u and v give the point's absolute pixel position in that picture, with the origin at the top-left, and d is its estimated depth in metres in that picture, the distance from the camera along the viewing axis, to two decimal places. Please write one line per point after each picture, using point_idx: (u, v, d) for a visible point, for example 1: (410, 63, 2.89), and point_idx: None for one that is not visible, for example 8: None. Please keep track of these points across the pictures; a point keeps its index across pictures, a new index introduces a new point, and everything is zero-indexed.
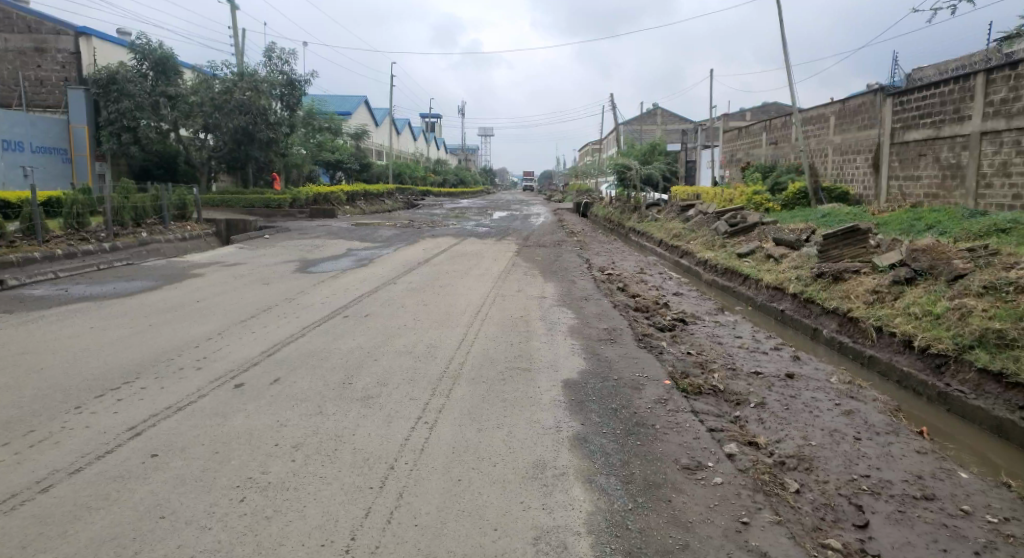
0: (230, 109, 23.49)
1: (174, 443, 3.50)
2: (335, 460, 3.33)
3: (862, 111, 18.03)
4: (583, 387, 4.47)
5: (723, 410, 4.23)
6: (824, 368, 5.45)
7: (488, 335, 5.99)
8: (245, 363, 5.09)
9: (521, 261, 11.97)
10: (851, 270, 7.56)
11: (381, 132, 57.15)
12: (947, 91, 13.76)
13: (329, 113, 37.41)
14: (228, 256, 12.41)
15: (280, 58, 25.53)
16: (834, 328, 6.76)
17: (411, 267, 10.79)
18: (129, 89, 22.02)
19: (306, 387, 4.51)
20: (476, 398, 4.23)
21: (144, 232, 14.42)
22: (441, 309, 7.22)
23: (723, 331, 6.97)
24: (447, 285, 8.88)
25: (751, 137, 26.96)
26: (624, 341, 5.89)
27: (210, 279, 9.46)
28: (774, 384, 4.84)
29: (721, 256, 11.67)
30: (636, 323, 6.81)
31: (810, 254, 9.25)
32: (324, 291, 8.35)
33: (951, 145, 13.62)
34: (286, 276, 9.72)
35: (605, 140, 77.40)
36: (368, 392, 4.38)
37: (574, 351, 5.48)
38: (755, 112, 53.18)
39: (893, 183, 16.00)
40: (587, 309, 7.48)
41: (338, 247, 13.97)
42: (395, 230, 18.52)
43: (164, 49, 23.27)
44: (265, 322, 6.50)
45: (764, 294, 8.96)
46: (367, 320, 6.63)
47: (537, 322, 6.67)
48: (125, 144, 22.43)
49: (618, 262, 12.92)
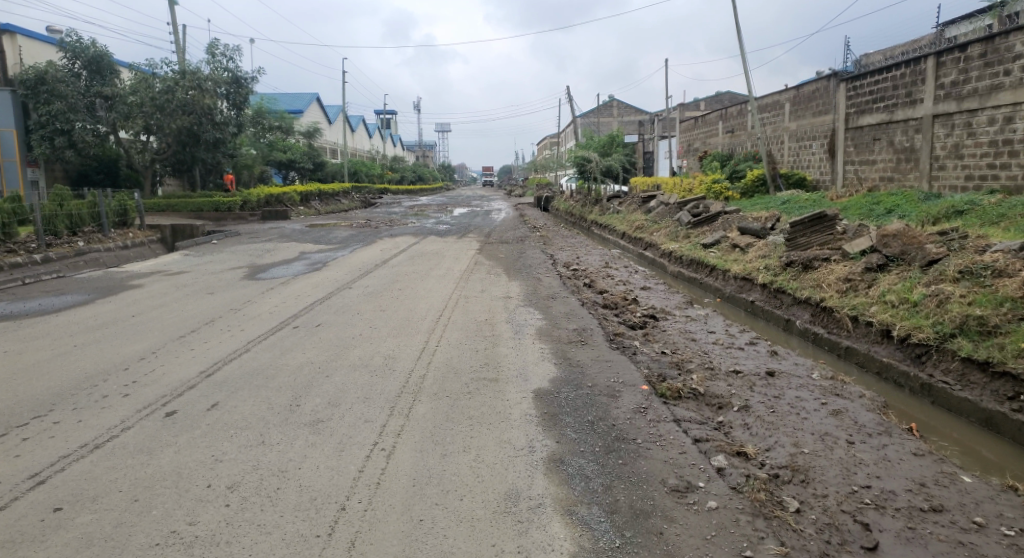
0: (173, 109, 22.16)
1: (84, 493, 2.95)
2: (276, 504, 2.83)
3: (817, 97, 18.25)
4: (556, 398, 4.12)
5: (706, 417, 3.99)
6: (804, 363, 5.28)
7: (450, 344, 5.56)
8: (180, 388, 4.37)
9: (482, 260, 11.54)
10: (821, 257, 7.46)
11: (335, 131, 55.73)
12: (899, 75, 13.96)
13: (280, 112, 36.16)
14: (173, 265, 11.59)
15: (225, 56, 24.33)
16: (808, 318, 6.69)
17: (369, 270, 10.25)
18: (61, 90, 20.60)
19: (246, 410, 3.94)
20: (440, 418, 3.80)
21: (81, 242, 13.41)
22: (399, 316, 6.73)
23: (696, 327, 6.73)
24: (405, 289, 8.40)
25: (707, 126, 27.14)
26: (595, 343, 5.56)
27: (149, 290, 8.74)
28: (756, 384, 4.64)
29: (686, 247, 11.52)
30: (606, 321, 6.51)
31: (776, 243, 9.16)
32: (272, 300, 7.74)
33: (904, 129, 13.84)
34: (233, 284, 9.05)
35: (563, 133, 77.61)
36: (317, 414, 3.89)
37: (543, 357, 5.11)
38: (709, 101, 53.91)
39: (848, 168, 16.23)
40: (554, 308, 7.13)
41: (290, 251, 13.28)
42: (351, 231, 17.84)
43: (97, 47, 21.99)
44: (205, 338, 5.81)
45: (733, 285, 8.81)
46: (319, 331, 6.10)
47: (502, 325, 6.30)
48: (60, 149, 21.03)
49: (582, 257, 12.66)
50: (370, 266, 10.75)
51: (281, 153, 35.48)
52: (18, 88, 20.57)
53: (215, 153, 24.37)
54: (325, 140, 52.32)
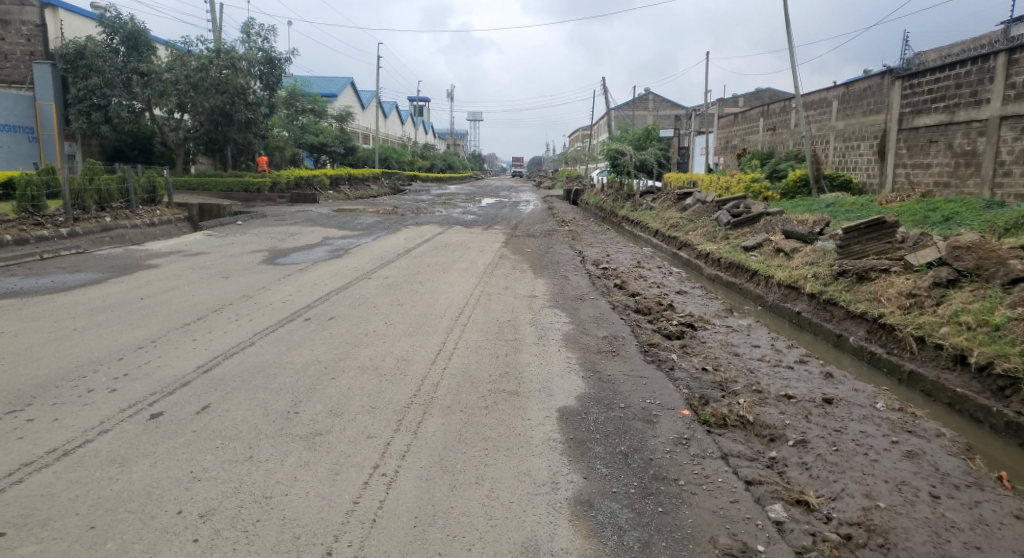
0: (206, 87, 22.26)
1: (34, 514, 2.47)
2: (252, 541, 2.35)
3: (869, 94, 17.28)
4: (583, 421, 3.64)
5: (757, 451, 3.48)
6: (864, 389, 4.69)
7: (468, 347, 5.10)
8: (172, 385, 4.00)
9: (508, 253, 11.06)
10: (879, 268, 6.85)
11: (368, 116, 55.79)
12: (963, 73, 13.10)
13: (313, 94, 36.12)
14: (193, 245, 11.36)
15: (260, 35, 24.19)
16: (863, 335, 6.11)
17: (391, 259, 9.88)
18: (99, 64, 20.67)
19: (240, 416, 3.55)
20: (451, 438, 3.35)
21: (108, 218, 13.35)
22: (417, 312, 6.29)
23: (738, 339, 6.16)
24: (426, 282, 7.98)
25: (747, 123, 26.14)
26: (628, 355, 5.03)
27: (166, 271, 8.46)
28: (812, 413, 4.08)
29: (725, 249, 10.89)
30: (640, 329, 5.99)
31: (825, 249, 8.48)
32: (287, 288, 7.37)
33: (966, 131, 12.95)
34: (250, 269, 8.73)
35: (596, 126, 76.54)
36: (316, 425, 3.48)
37: (570, 368, 4.63)
38: (748, 97, 52.50)
39: (899, 171, 15.30)
40: (583, 312, 6.61)
41: (313, 235, 13.02)
42: (378, 217, 17.53)
43: (135, 23, 22.02)
44: (210, 327, 5.44)
45: (776, 293, 8.18)
46: (331, 325, 5.72)
47: (526, 328, 5.82)
48: (95, 124, 21.15)
49: (613, 254, 12.12)
50: (392, 255, 10.36)
51: (313, 136, 35.45)
52: (58, 62, 20.67)
53: (247, 133, 24.35)
54: (357, 125, 52.40)
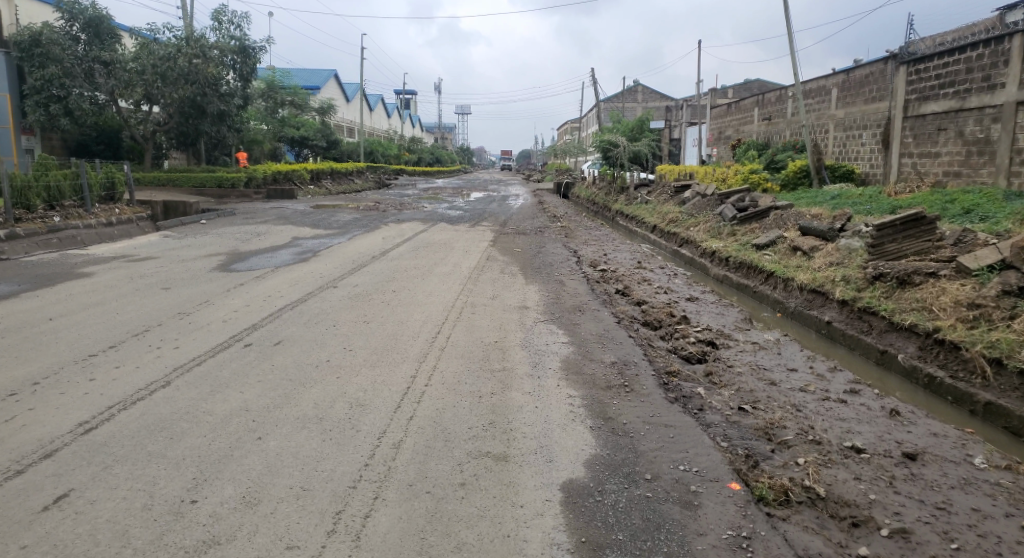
0: (175, 77, 20.80)
1: None
2: None
3: (870, 82, 16.39)
4: (598, 508, 2.60)
5: (841, 546, 2.47)
6: (945, 433, 3.71)
7: (443, 384, 4.05)
8: (30, 453, 2.92)
9: (497, 254, 9.97)
10: (925, 271, 5.87)
11: (352, 109, 54.28)
12: (974, 56, 12.20)
13: (292, 86, 34.67)
14: (144, 249, 10.17)
15: (232, 23, 22.71)
16: (914, 353, 5.13)
17: (364, 263, 8.80)
18: (55, 52, 19.19)
19: (105, 513, 2.44)
20: (408, 547, 2.31)
21: (56, 217, 12.10)
22: (385, 333, 5.23)
23: (770, 361, 5.14)
24: (400, 291, 6.90)
25: (741, 113, 25.24)
26: (646, 391, 4.00)
27: (98, 281, 7.32)
28: (896, 478, 3.06)
29: (732, 246, 9.93)
30: (653, 352, 4.97)
31: (851, 249, 7.53)
32: (235, 302, 6.25)
33: (978, 117, 12.07)
34: (198, 277, 7.60)
35: (586, 119, 75.49)
36: (216, 526, 2.40)
37: (573, 414, 3.59)
38: (738, 88, 51.57)
39: (904, 160, 14.42)
40: (584, 328, 5.59)
41: (282, 235, 11.87)
42: (356, 214, 16.38)
43: (96, 8, 20.55)
44: (119, 360, 4.33)
45: (799, 298, 7.20)
46: (277, 353, 4.66)
47: (517, 352, 4.79)
48: (54, 116, 19.76)
49: (610, 254, 11.09)
50: (366, 258, 9.31)
51: (293, 130, 34.09)
52: (11, 49, 19.30)
53: (221, 127, 22.96)
54: (341, 118, 50.97)
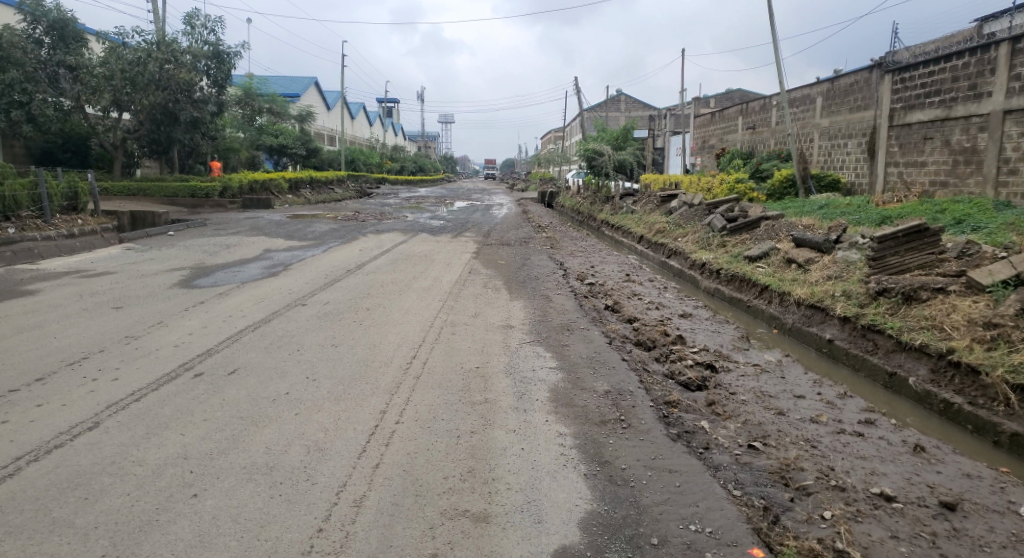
0: (144, 83, 20.06)
1: None
2: None
3: (855, 91, 16.28)
4: None
5: None
6: (981, 475, 3.31)
7: (417, 422, 3.57)
8: None
9: (479, 267, 9.52)
10: (933, 287, 5.50)
11: (333, 117, 53.52)
12: (961, 65, 12.08)
13: (271, 93, 34.01)
14: (102, 263, 9.57)
15: (205, 28, 22.04)
16: (926, 376, 4.72)
17: (338, 277, 8.31)
18: (17, 56, 18.42)
19: None
20: None
21: (13, 229, 11.43)
22: (356, 358, 4.75)
23: (774, 387, 4.73)
24: (376, 309, 6.42)
25: (725, 122, 25.13)
26: (646, 427, 3.57)
27: (43, 300, 6.75)
28: (938, 535, 2.65)
29: (724, 258, 9.58)
30: (648, 378, 4.53)
31: (849, 262, 7.19)
32: (192, 323, 5.72)
33: (965, 126, 11.93)
34: (156, 294, 7.06)
35: (569, 128, 75.62)
36: None
37: (564, 458, 3.14)
38: (720, 98, 51.78)
39: (890, 169, 14.26)
40: (573, 350, 5.15)
41: (253, 247, 11.31)
42: (334, 224, 15.84)
43: (62, 11, 19.81)
44: (43, 398, 3.82)
45: (796, 314, 6.83)
46: (231, 384, 4.16)
47: (501, 380, 4.33)
48: (16, 123, 19.01)
49: (598, 266, 10.71)
50: (341, 271, 8.81)
51: (271, 137, 33.40)
52: None
53: (194, 134, 22.26)
54: (322, 126, 50.33)
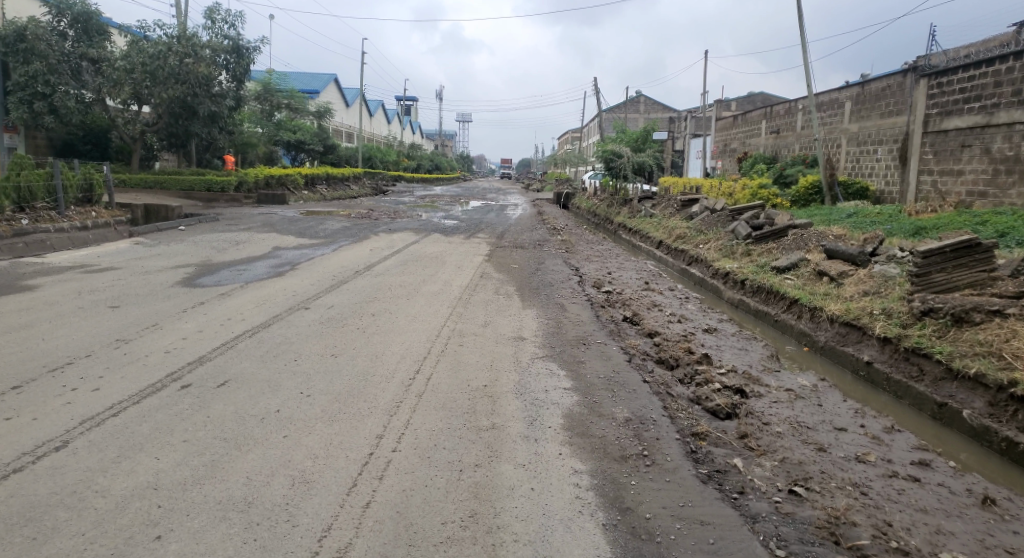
0: (164, 77, 19.97)
1: None
2: None
3: (887, 95, 15.66)
4: None
5: None
6: None
7: (415, 450, 3.20)
8: None
9: (492, 271, 9.16)
10: (988, 309, 5.02)
11: (351, 114, 53.54)
12: (1004, 69, 11.47)
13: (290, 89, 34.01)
14: (109, 257, 9.37)
15: (225, 22, 21.97)
16: (983, 410, 4.26)
17: (346, 279, 8.00)
18: (41, 48, 18.37)
19: None
20: None
21: (26, 220, 11.29)
22: (356, 371, 4.40)
23: (811, 416, 4.30)
24: (382, 315, 6.08)
25: (747, 125, 24.53)
26: (673, 466, 3.16)
27: (41, 296, 6.50)
28: None
29: (749, 268, 9.10)
30: (672, 403, 4.12)
31: (888, 277, 6.70)
32: (187, 326, 5.41)
33: (1008, 134, 11.32)
34: (156, 292, 6.78)
35: (587, 129, 75.09)
36: None
37: (580, 504, 2.75)
38: (741, 102, 50.95)
39: (924, 178, 13.65)
40: (590, 367, 4.76)
41: (263, 244, 11.06)
42: (346, 222, 15.59)
43: (86, 4, 19.84)
44: (14, 411, 3.51)
45: (829, 332, 6.36)
46: (219, 398, 3.83)
47: (511, 401, 3.95)
48: (39, 114, 18.95)
49: (615, 273, 10.27)
50: (349, 273, 8.50)
51: (289, 133, 33.40)
52: None
53: (212, 128, 22.19)
54: (340, 123, 50.36)
